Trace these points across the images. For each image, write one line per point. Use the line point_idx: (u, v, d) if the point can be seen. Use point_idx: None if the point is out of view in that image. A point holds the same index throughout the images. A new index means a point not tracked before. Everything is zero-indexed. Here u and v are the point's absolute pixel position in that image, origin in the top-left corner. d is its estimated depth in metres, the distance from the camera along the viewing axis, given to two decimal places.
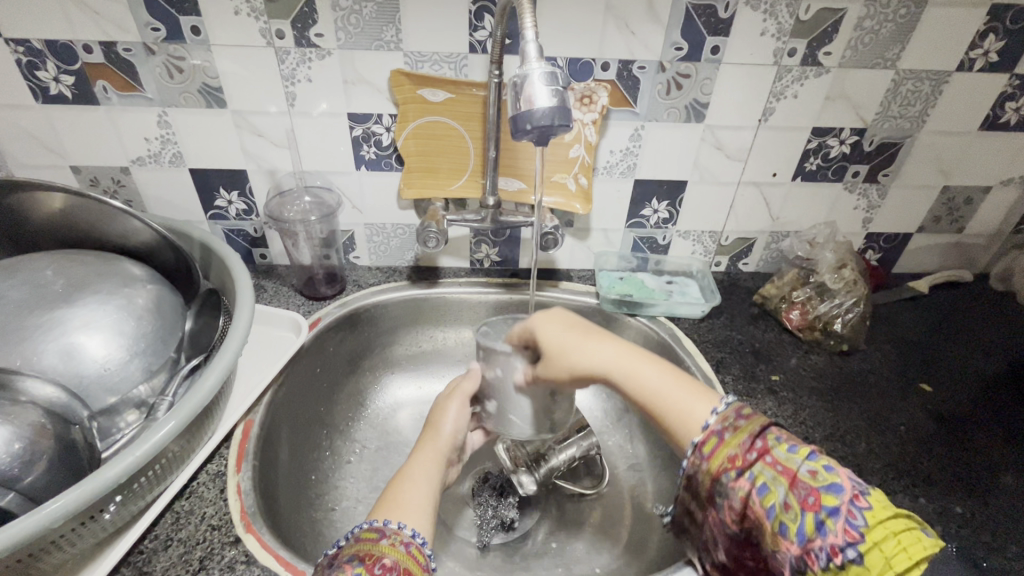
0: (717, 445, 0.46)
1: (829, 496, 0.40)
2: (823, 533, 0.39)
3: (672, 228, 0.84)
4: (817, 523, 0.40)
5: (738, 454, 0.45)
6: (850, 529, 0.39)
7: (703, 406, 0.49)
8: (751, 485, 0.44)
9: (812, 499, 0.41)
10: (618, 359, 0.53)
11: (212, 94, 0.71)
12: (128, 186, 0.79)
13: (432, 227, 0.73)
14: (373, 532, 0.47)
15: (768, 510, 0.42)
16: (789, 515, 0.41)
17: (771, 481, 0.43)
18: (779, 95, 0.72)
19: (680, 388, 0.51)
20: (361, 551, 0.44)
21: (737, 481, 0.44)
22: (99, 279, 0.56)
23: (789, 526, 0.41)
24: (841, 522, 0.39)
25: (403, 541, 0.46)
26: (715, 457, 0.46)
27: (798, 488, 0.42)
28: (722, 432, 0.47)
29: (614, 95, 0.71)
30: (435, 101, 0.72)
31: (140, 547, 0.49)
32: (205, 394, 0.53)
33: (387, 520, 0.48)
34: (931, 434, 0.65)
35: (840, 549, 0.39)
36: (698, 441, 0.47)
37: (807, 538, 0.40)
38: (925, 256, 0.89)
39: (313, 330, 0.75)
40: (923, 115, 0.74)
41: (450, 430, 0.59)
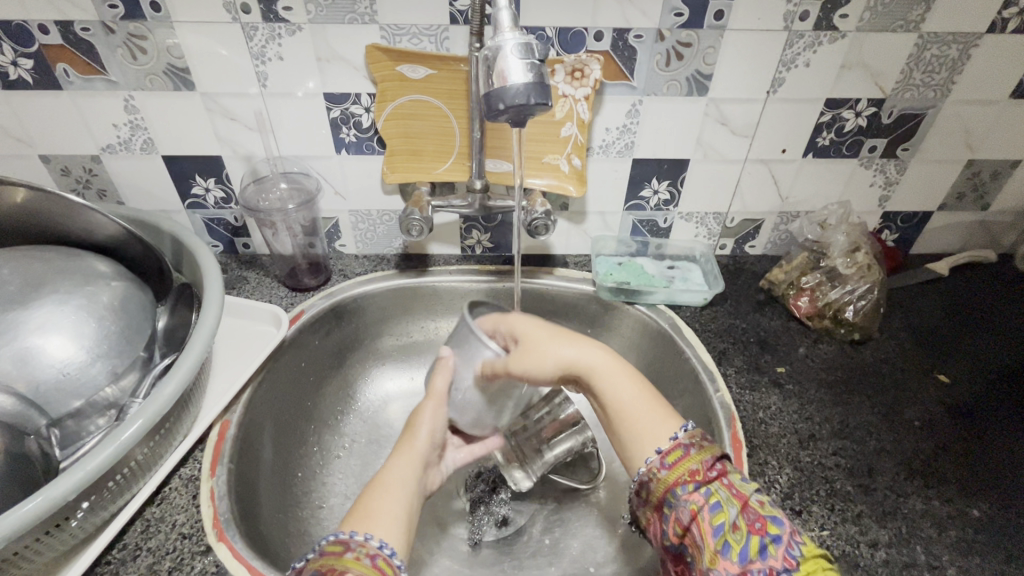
0: (682, 458, 0.47)
1: (774, 524, 0.42)
2: (764, 555, 0.41)
3: (674, 210, 0.79)
4: (760, 546, 0.41)
5: (699, 469, 0.46)
6: (789, 556, 0.41)
7: (666, 430, 0.50)
8: (704, 499, 0.44)
9: (759, 524, 0.43)
10: (603, 364, 0.54)
11: (178, 76, 0.66)
12: (100, 175, 0.75)
13: (415, 214, 0.68)
14: (337, 545, 0.44)
15: (716, 526, 0.43)
16: (734, 536, 0.42)
17: (725, 500, 0.44)
18: (789, 64, 0.66)
19: (649, 407, 0.51)
20: (322, 566, 0.42)
21: (691, 494, 0.45)
22: (60, 276, 0.53)
23: (732, 545, 0.42)
24: (782, 549, 0.41)
25: (369, 554, 0.44)
26: (677, 467, 0.47)
27: (748, 512, 0.44)
28: (688, 447, 0.48)
29: (608, 67, 0.65)
30: (416, 78, 0.67)
31: (107, 557, 0.48)
32: (170, 396, 0.50)
33: (354, 532, 0.45)
34: (947, 430, 0.61)
35: (777, 572, 0.40)
36: (662, 450, 0.48)
37: (748, 559, 0.41)
38: (946, 236, 0.84)
39: (295, 324, 0.72)
40: (948, 83, 0.68)
41: (427, 432, 0.56)
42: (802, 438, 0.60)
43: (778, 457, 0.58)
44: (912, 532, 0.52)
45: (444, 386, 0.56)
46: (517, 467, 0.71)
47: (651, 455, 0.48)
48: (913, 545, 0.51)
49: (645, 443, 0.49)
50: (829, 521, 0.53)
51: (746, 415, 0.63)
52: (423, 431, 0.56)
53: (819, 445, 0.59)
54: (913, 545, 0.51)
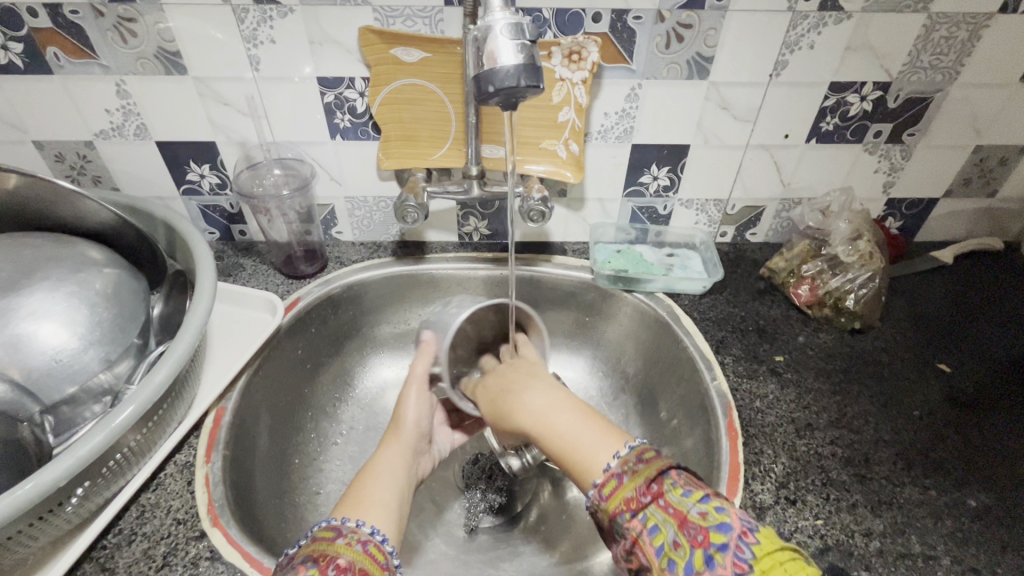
0: (617, 485, 0.42)
1: (718, 532, 0.37)
2: (711, 568, 0.36)
3: (674, 196, 0.78)
4: (705, 558, 0.36)
5: (633, 496, 0.41)
6: (738, 561, 0.36)
7: (603, 455, 0.44)
8: (643, 524, 0.40)
9: (701, 536, 0.37)
10: (547, 409, 0.50)
11: (170, 60, 0.65)
12: (95, 161, 0.75)
13: (410, 201, 0.68)
14: (330, 531, 0.44)
15: (657, 548, 0.39)
16: (679, 553, 0.38)
17: (662, 521, 0.39)
18: (793, 46, 0.64)
19: (587, 435, 0.46)
20: (314, 551, 0.42)
21: (630, 521, 0.41)
22: (52, 263, 0.53)
23: (677, 563, 0.37)
24: (729, 556, 0.36)
25: (360, 539, 0.44)
26: (612, 497, 0.42)
27: (688, 527, 0.38)
28: (620, 472, 0.43)
29: (607, 49, 0.64)
30: (410, 61, 0.65)
31: (103, 542, 0.48)
32: (163, 383, 0.50)
33: (344, 519, 0.45)
34: (946, 419, 0.61)
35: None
36: (599, 480, 0.43)
37: (695, 574, 0.36)
38: (951, 223, 0.82)
39: (291, 311, 0.72)
40: (957, 65, 0.66)
41: (411, 417, 0.59)
42: (799, 427, 0.60)
43: (774, 447, 0.58)
44: (908, 522, 0.51)
45: (423, 368, 0.61)
46: (514, 456, 0.71)
47: (593, 485, 0.44)
48: (908, 535, 0.51)
49: (590, 475, 0.44)
50: (824, 510, 0.52)
51: (743, 404, 0.62)
52: (408, 421, 0.58)
53: (816, 434, 0.59)
54: (908, 534, 0.51)
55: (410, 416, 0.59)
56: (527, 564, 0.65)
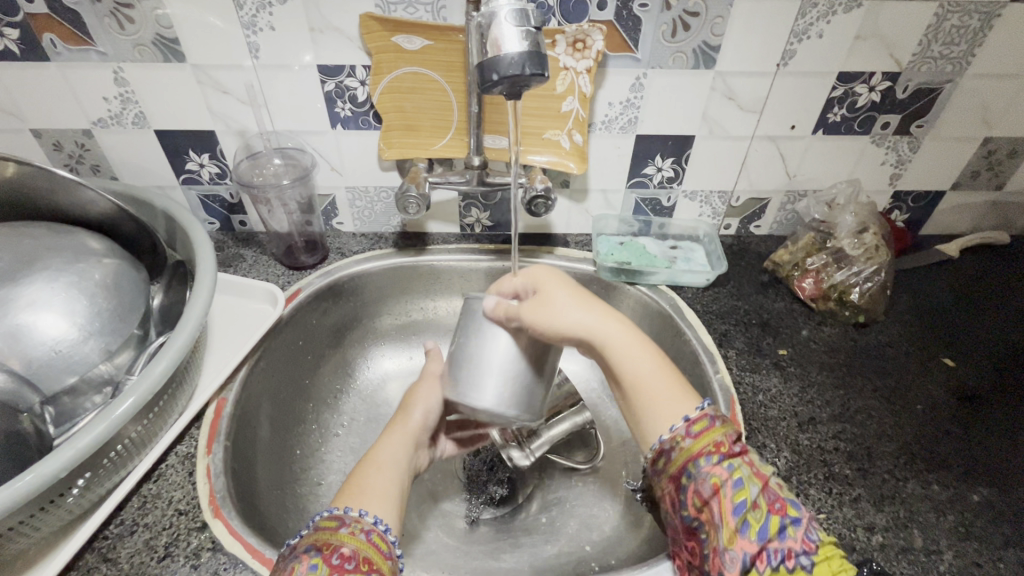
0: (708, 428, 0.46)
1: (794, 506, 0.42)
2: (784, 536, 0.41)
3: (678, 187, 0.77)
4: (780, 527, 0.41)
5: (723, 443, 0.45)
6: (807, 539, 0.41)
7: (686, 404, 0.48)
8: (728, 475, 0.43)
9: (779, 505, 0.42)
10: (627, 338, 0.49)
11: (167, 47, 0.64)
12: (93, 150, 0.74)
13: (411, 191, 0.67)
14: (333, 520, 0.44)
15: (737, 505, 0.42)
16: (755, 514, 0.42)
17: (746, 477, 0.43)
18: (802, 35, 0.63)
19: (663, 381, 0.49)
20: (318, 540, 0.42)
21: (714, 467, 0.44)
22: (51, 253, 0.53)
23: (752, 524, 0.41)
24: (800, 531, 0.41)
25: (364, 529, 0.44)
26: (702, 438, 0.45)
27: (769, 491, 0.43)
28: (714, 418, 0.47)
29: (612, 38, 0.63)
30: (412, 49, 0.64)
31: (105, 532, 0.48)
32: (163, 373, 0.49)
33: (348, 508, 0.45)
34: (951, 414, 0.60)
35: (795, 554, 0.40)
36: (689, 417, 0.46)
37: (767, 537, 0.41)
38: (957, 216, 0.81)
39: (292, 302, 0.72)
40: (968, 55, 0.65)
41: (419, 415, 0.58)
42: (801, 421, 0.59)
43: (777, 440, 0.58)
44: (910, 516, 0.51)
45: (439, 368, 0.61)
46: (515, 447, 0.71)
47: (676, 423, 0.46)
48: (910, 529, 0.50)
49: (664, 418, 0.47)
50: (826, 504, 0.52)
51: (746, 397, 0.62)
52: (419, 412, 0.58)
53: (819, 428, 0.59)
54: (911, 529, 0.50)
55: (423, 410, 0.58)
56: (528, 555, 0.65)
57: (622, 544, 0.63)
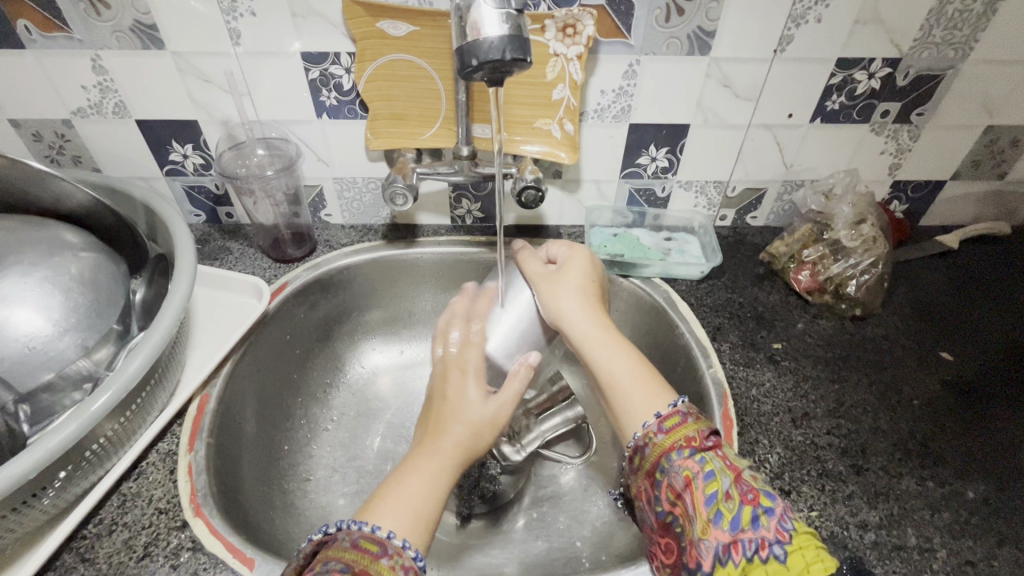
0: (679, 424, 0.47)
1: (768, 497, 0.42)
2: (756, 525, 0.41)
3: (672, 178, 0.76)
4: (752, 517, 0.41)
5: (695, 437, 0.46)
6: (781, 529, 0.40)
7: (656, 403, 0.49)
8: (698, 467, 0.44)
9: (752, 496, 0.42)
10: (605, 337, 0.52)
11: (146, 34, 0.62)
12: (74, 140, 0.72)
13: (398, 181, 0.65)
14: (374, 544, 0.41)
15: (708, 496, 0.43)
16: (727, 505, 0.42)
17: (718, 470, 0.44)
18: (799, 20, 0.61)
19: (639, 381, 0.50)
20: (357, 564, 0.39)
21: (685, 460, 0.45)
22: (25, 246, 0.52)
23: (725, 514, 0.41)
24: (774, 521, 0.41)
25: (403, 565, 0.41)
26: (673, 433, 0.46)
27: (741, 483, 0.43)
28: (687, 415, 0.48)
29: (603, 23, 0.61)
30: (397, 35, 0.62)
31: (83, 532, 0.48)
32: (139, 369, 0.48)
33: (391, 534, 0.42)
34: (947, 409, 0.59)
35: (768, 543, 0.40)
36: (661, 414, 0.48)
37: (740, 527, 0.41)
38: (957, 207, 0.80)
39: (277, 297, 0.70)
40: (970, 41, 0.63)
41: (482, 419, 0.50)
42: (795, 417, 0.58)
43: (770, 436, 0.57)
44: (904, 513, 0.50)
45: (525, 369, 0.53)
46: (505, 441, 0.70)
47: (649, 419, 0.48)
48: (904, 527, 0.49)
49: (639, 412, 0.49)
50: (818, 501, 0.51)
51: (739, 392, 0.61)
52: (460, 425, 0.49)
53: (813, 424, 0.58)
54: (905, 527, 0.49)
55: (482, 415, 0.50)
56: (517, 551, 0.64)
57: (612, 540, 0.63)
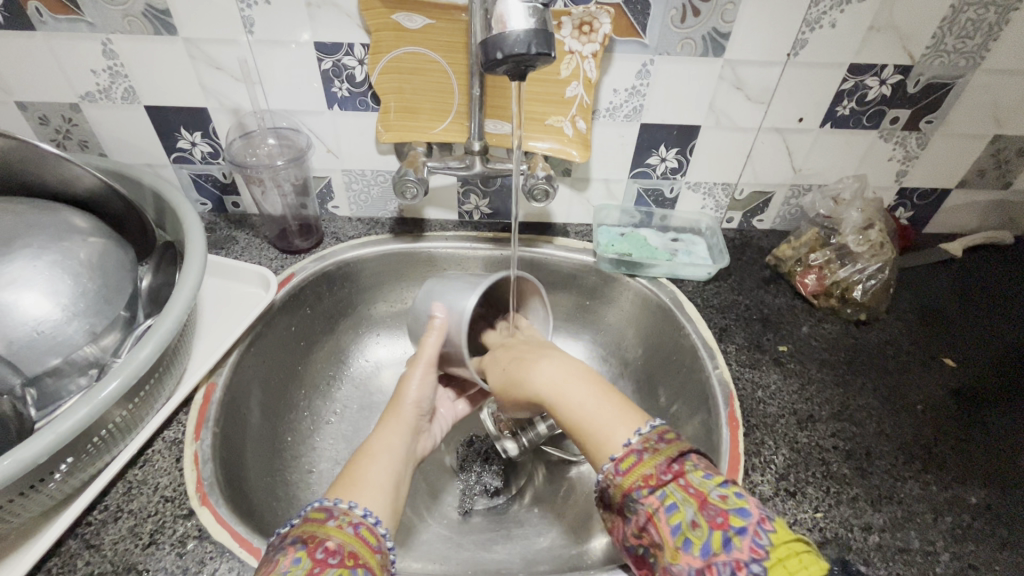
0: (635, 462, 0.43)
1: (739, 515, 0.38)
2: (728, 548, 0.37)
3: (681, 179, 0.76)
4: (724, 540, 0.38)
5: (653, 473, 0.43)
6: (756, 546, 0.37)
7: (621, 433, 0.46)
8: (659, 502, 0.41)
9: (721, 519, 0.39)
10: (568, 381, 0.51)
11: (158, 18, 0.62)
12: (81, 125, 0.72)
13: (409, 175, 0.65)
14: (321, 512, 0.43)
15: (673, 527, 0.40)
16: (696, 533, 0.39)
17: (681, 500, 0.41)
18: (814, 24, 0.61)
19: (606, 413, 0.47)
20: (305, 532, 0.42)
21: (647, 497, 0.42)
22: (34, 229, 0.51)
23: (693, 542, 0.39)
24: (748, 540, 0.37)
25: (352, 522, 0.43)
26: (631, 473, 0.43)
27: (708, 508, 0.40)
28: (642, 448, 0.44)
29: (619, 22, 0.61)
30: (413, 28, 0.62)
31: (88, 518, 0.47)
32: (152, 352, 0.48)
33: (338, 500, 0.45)
34: (950, 414, 0.60)
35: (743, 565, 0.36)
36: (617, 455, 0.45)
37: (710, 553, 0.38)
38: (962, 216, 0.80)
39: (284, 287, 0.70)
40: (982, 50, 0.63)
41: (413, 398, 0.57)
42: (800, 419, 0.59)
43: (775, 438, 0.57)
44: (907, 517, 0.51)
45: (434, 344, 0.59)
46: (510, 439, 0.71)
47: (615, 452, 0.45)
48: (908, 530, 0.50)
49: (599, 452, 0.46)
50: (823, 503, 0.52)
51: (745, 393, 0.61)
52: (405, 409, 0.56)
53: (817, 426, 0.58)
54: (908, 530, 0.50)
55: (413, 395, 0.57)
56: (520, 547, 0.64)
57: None
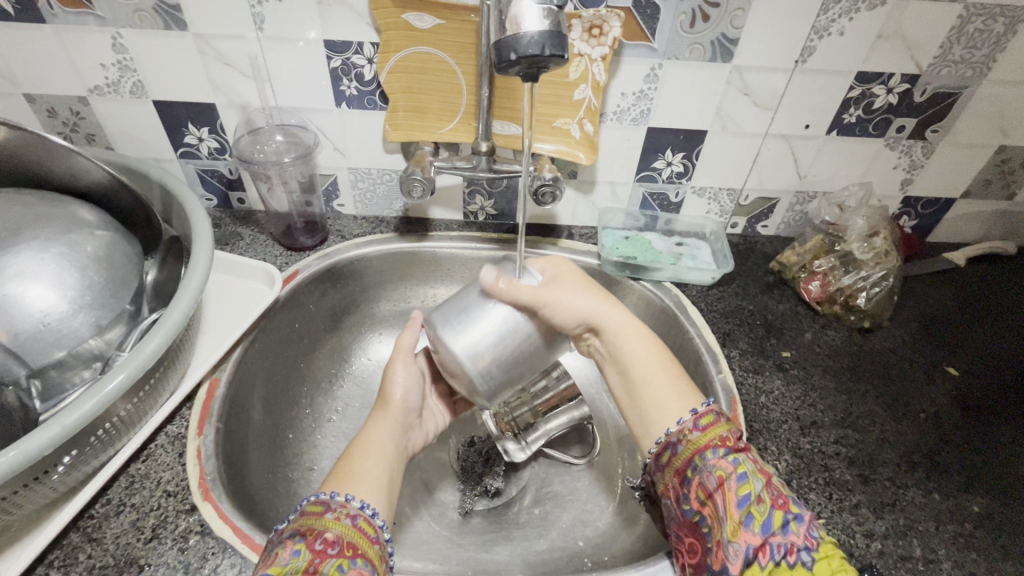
0: (713, 423, 0.47)
1: (797, 504, 0.42)
2: (786, 530, 0.41)
3: (686, 183, 0.76)
4: (783, 522, 0.41)
5: (729, 438, 0.46)
6: (809, 536, 0.41)
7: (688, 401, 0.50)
8: (732, 468, 0.44)
9: (782, 502, 0.42)
10: (631, 331, 0.52)
11: (168, 14, 0.62)
12: (88, 118, 0.72)
13: (416, 174, 0.65)
14: (319, 505, 0.43)
15: (741, 497, 0.42)
16: (758, 508, 0.42)
17: (751, 473, 0.44)
18: (823, 32, 0.62)
19: (671, 379, 0.51)
20: (302, 525, 0.42)
21: (719, 460, 0.45)
22: (42, 222, 0.51)
23: (756, 517, 0.41)
24: (803, 529, 0.41)
25: (349, 514, 0.43)
26: (709, 432, 0.46)
27: (772, 487, 0.43)
28: (719, 415, 0.48)
29: (628, 25, 0.61)
30: (423, 28, 0.62)
31: (90, 511, 0.47)
32: (157, 348, 0.48)
33: (334, 493, 0.45)
34: (953, 422, 0.60)
35: (796, 549, 0.40)
36: (696, 412, 0.48)
37: (770, 531, 0.41)
38: (966, 225, 0.81)
39: (289, 284, 0.70)
40: (989, 61, 0.64)
41: (399, 393, 0.57)
42: (803, 425, 0.59)
43: (778, 443, 0.57)
44: (909, 524, 0.51)
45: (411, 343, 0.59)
46: (512, 439, 0.72)
47: (684, 415, 0.48)
48: (910, 537, 0.50)
49: (671, 407, 0.49)
50: (825, 509, 0.52)
51: (748, 398, 0.61)
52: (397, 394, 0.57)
53: (820, 433, 0.58)
54: (910, 537, 0.50)
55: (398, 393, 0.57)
56: (520, 548, 0.64)
57: (615, 541, 0.63)
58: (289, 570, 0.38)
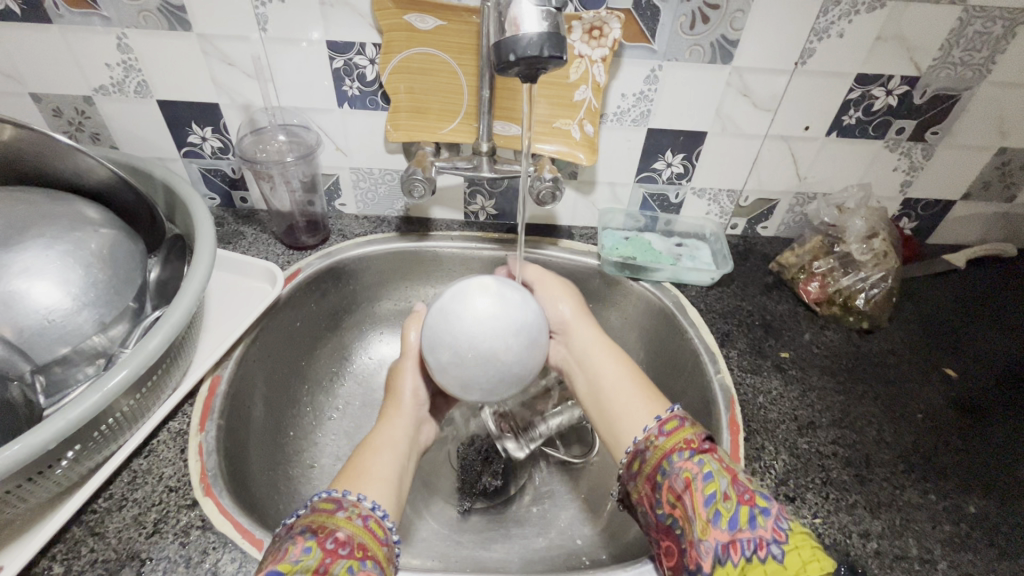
0: (677, 428, 0.48)
1: (764, 497, 0.42)
2: (754, 525, 0.40)
3: (686, 184, 0.76)
4: (750, 516, 0.41)
5: (694, 440, 0.46)
6: (778, 529, 0.40)
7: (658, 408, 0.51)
8: (698, 469, 0.44)
9: (749, 496, 0.42)
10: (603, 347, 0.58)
11: (173, 14, 0.63)
12: (93, 117, 0.72)
13: (417, 174, 0.65)
14: (330, 503, 0.44)
15: (707, 496, 0.42)
16: (725, 505, 0.42)
17: (716, 471, 0.44)
18: (822, 33, 0.62)
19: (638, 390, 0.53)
20: (313, 522, 0.42)
21: (685, 462, 0.45)
22: (47, 219, 0.52)
23: (722, 514, 0.41)
24: (771, 521, 0.41)
25: (361, 514, 0.43)
26: (672, 436, 0.47)
27: (739, 484, 0.43)
28: (683, 419, 0.49)
29: (629, 27, 0.62)
30: (424, 28, 0.63)
31: (93, 506, 0.48)
32: (159, 345, 0.49)
33: (346, 492, 0.45)
34: (950, 423, 0.60)
35: (765, 543, 0.39)
36: (660, 419, 0.49)
37: (738, 527, 0.40)
38: (965, 227, 0.81)
39: (290, 283, 0.70)
40: (988, 63, 0.64)
41: (409, 388, 0.58)
42: (801, 425, 0.59)
43: (776, 443, 0.57)
44: (906, 524, 0.51)
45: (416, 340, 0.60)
46: (511, 439, 0.72)
47: (650, 424, 0.49)
48: (906, 536, 0.50)
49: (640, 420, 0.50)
50: (822, 508, 0.52)
51: (746, 398, 0.61)
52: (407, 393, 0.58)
53: (817, 433, 0.58)
54: (906, 537, 0.50)
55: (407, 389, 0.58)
56: (518, 546, 0.64)
57: (613, 539, 0.63)
58: (299, 567, 0.38)
